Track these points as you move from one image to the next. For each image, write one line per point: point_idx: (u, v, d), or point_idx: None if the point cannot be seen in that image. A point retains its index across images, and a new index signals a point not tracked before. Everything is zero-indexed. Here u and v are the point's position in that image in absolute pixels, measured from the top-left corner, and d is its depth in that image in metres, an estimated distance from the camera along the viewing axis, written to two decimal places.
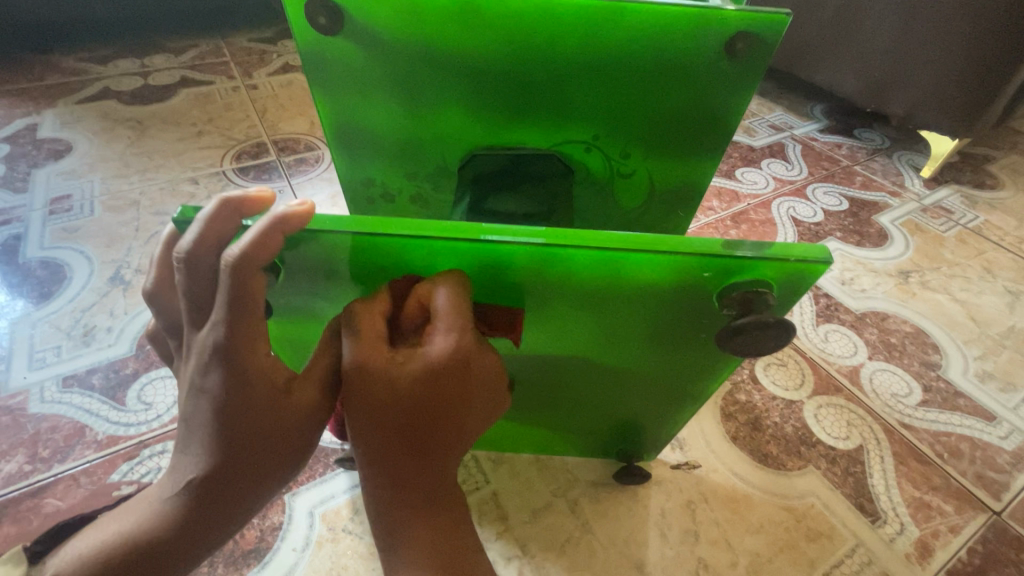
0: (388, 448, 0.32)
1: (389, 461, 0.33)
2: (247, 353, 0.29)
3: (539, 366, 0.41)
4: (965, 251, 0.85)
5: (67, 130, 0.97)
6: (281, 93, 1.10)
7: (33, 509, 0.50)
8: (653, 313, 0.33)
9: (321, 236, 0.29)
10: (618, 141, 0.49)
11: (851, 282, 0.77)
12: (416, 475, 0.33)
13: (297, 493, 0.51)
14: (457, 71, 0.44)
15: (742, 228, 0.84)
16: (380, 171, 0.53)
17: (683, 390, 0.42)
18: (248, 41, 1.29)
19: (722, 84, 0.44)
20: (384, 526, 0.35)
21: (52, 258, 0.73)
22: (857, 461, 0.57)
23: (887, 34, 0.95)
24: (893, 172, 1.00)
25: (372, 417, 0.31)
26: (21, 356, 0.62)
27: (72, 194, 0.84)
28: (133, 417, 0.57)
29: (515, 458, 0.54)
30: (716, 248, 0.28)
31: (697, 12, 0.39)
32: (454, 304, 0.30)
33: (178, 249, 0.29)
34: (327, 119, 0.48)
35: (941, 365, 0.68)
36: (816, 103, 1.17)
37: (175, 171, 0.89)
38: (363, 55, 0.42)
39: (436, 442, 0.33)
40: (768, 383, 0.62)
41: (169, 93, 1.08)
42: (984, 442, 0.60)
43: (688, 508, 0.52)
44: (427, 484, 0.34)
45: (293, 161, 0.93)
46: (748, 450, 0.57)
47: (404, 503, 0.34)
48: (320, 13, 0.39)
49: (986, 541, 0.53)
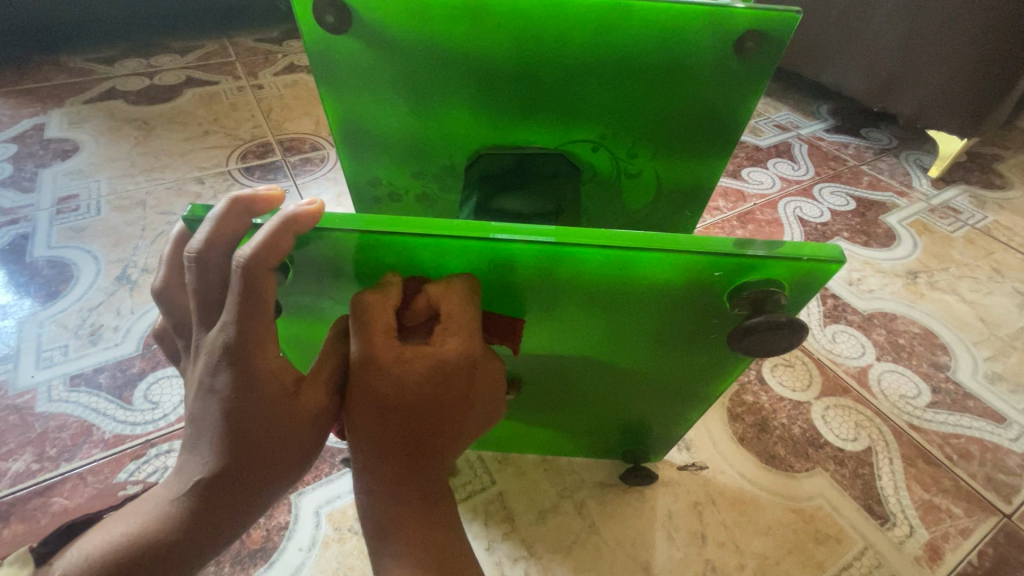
0: (389, 446, 0.32)
1: (389, 460, 0.32)
2: (257, 353, 0.29)
3: (545, 367, 0.41)
4: (974, 252, 0.84)
5: (74, 130, 0.97)
6: (286, 93, 1.11)
7: (41, 508, 0.50)
8: (662, 313, 0.33)
9: (330, 235, 0.29)
10: (626, 140, 0.48)
11: (858, 283, 0.76)
12: (414, 474, 0.33)
13: (303, 492, 0.51)
14: (464, 70, 0.44)
15: (749, 228, 0.84)
16: (386, 170, 0.52)
17: (691, 391, 0.42)
18: (254, 41, 1.29)
19: (730, 83, 0.44)
20: (379, 530, 0.33)
21: (60, 257, 0.73)
22: (866, 462, 0.56)
23: (895, 33, 0.95)
24: (900, 172, 0.99)
25: (376, 413, 0.31)
26: (29, 355, 0.62)
27: (79, 193, 0.84)
28: (139, 416, 0.57)
29: (521, 458, 0.54)
30: (728, 248, 0.28)
31: (708, 10, 0.39)
32: (463, 307, 0.30)
33: (188, 248, 0.29)
34: (334, 118, 0.48)
35: (951, 366, 0.67)
36: (822, 102, 1.16)
37: (181, 170, 0.89)
38: (371, 54, 0.42)
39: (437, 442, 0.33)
40: (776, 384, 0.62)
41: (176, 93, 1.09)
42: (994, 444, 0.60)
43: (695, 510, 0.52)
44: (425, 486, 0.34)
45: (298, 161, 0.93)
46: (755, 451, 0.56)
47: (402, 506, 0.33)
48: (328, 12, 0.39)
49: (997, 544, 0.52)
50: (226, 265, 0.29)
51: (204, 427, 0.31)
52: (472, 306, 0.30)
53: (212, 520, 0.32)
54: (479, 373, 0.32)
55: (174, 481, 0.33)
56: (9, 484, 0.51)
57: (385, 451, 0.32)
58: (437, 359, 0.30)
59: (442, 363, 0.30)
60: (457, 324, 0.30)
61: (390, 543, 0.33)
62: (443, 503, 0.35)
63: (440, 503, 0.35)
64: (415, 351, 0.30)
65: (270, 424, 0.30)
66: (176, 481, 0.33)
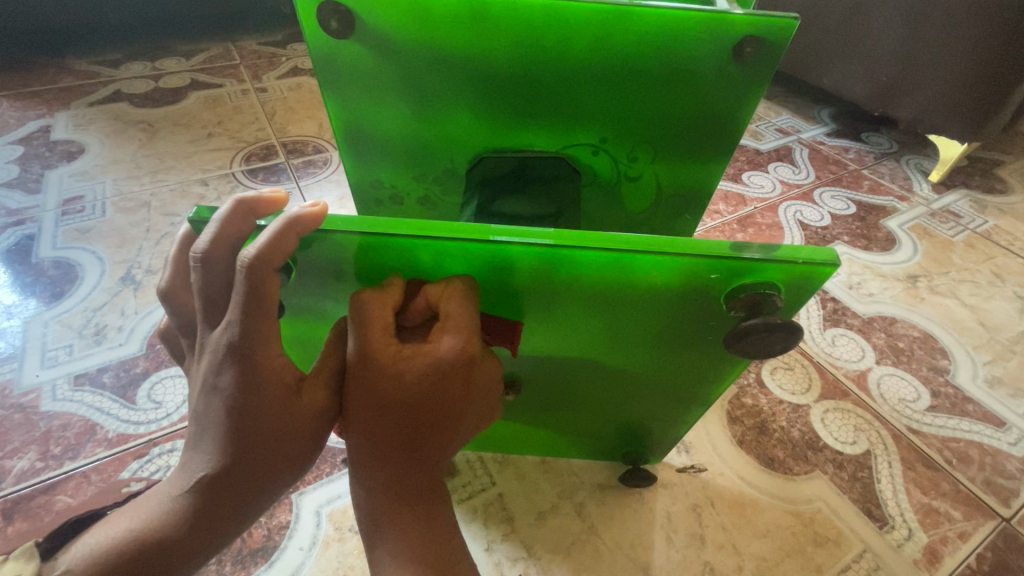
0: (387, 443, 0.32)
1: (387, 455, 0.33)
2: (260, 353, 0.30)
3: (544, 368, 0.41)
4: (974, 256, 0.84)
5: (80, 132, 0.98)
6: (290, 96, 1.11)
7: (45, 506, 0.50)
8: (659, 315, 0.34)
9: (332, 237, 0.30)
10: (627, 144, 0.49)
11: (858, 287, 0.77)
12: (410, 469, 0.34)
13: (304, 492, 0.51)
14: (465, 75, 0.44)
15: (749, 232, 0.84)
16: (389, 173, 0.53)
17: (689, 393, 0.42)
18: (258, 45, 1.30)
19: (729, 88, 0.44)
20: (376, 522, 0.34)
21: (65, 258, 0.74)
22: (865, 466, 0.57)
23: (895, 38, 0.95)
24: (901, 176, 1.00)
25: (374, 411, 0.31)
26: (34, 354, 0.63)
27: (84, 195, 0.85)
28: (143, 415, 0.57)
29: (521, 460, 0.54)
30: (724, 251, 0.28)
31: (707, 16, 0.39)
32: (462, 309, 0.30)
33: (193, 249, 0.29)
34: (338, 122, 0.48)
35: (950, 371, 0.67)
36: (823, 107, 1.16)
37: (186, 172, 0.90)
38: (375, 59, 0.43)
39: (435, 441, 0.33)
40: (775, 388, 0.62)
41: (180, 96, 1.10)
42: (993, 448, 0.60)
43: (694, 512, 0.52)
44: (422, 482, 0.34)
45: (301, 163, 0.94)
46: (754, 454, 0.56)
47: (398, 500, 0.34)
48: (332, 18, 0.40)
49: (995, 547, 0.52)
50: (231, 265, 0.30)
51: (205, 427, 0.32)
52: (471, 307, 0.31)
53: (212, 519, 0.32)
54: (477, 374, 0.32)
55: (175, 479, 0.33)
56: (13, 482, 0.52)
57: (383, 447, 0.33)
58: (436, 359, 0.30)
59: (441, 364, 0.30)
60: (455, 326, 0.30)
61: (386, 535, 0.34)
62: (440, 499, 0.36)
63: (436, 499, 0.36)
64: (414, 350, 0.30)
65: (271, 422, 0.31)
66: (177, 479, 0.33)
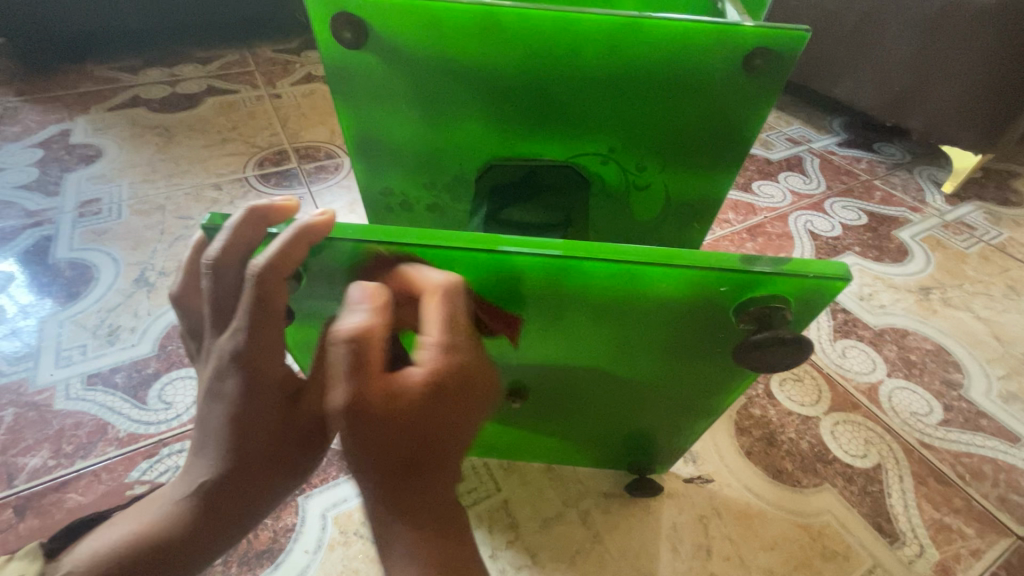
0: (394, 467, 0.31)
1: (398, 480, 0.32)
2: (270, 357, 0.30)
3: (551, 377, 0.41)
4: (988, 269, 0.83)
5: (98, 136, 1.00)
6: (303, 102, 1.13)
7: (56, 503, 0.51)
8: (667, 326, 0.34)
9: (342, 244, 0.30)
10: (635, 154, 0.49)
11: (869, 298, 0.76)
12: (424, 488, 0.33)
13: (310, 495, 0.52)
14: (476, 84, 0.45)
15: (758, 241, 0.84)
16: (398, 180, 0.53)
17: (696, 403, 0.42)
18: (273, 52, 1.32)
19: (740, 99, 0.44)
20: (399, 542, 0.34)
21: (81, 259, 0.75)
22: (875, 479, 0.56)
23: (907, 49, 0.95)
24: (913, 187, 0.99)
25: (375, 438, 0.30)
26: (49, 353, 0.64)
27: (101, 197, 0.86)
28: (153, 415, 0.58)
29: (527, 467, 0.54)
30: (732, 263, 0.28)
31: (716, 28, 0.39)
32: (451, 321, 0.29)
33: (206, 255, 0.30)
34: (349, 130, 0.49)
35: (964, 384, 0.66)
36: (834, 117, 1.16)
37: (200, 176, 0.92)
38: (386, 69, 0.44)
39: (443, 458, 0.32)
40: (784, 399, 0.62)
41: (196, 102, 1.11)
42: (1008, 464, 0.59)
43: (700, 523, 0.51)
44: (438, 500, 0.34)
45: (313, 169, 0.95)
46: (762, 465, 0.56)
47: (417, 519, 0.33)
48: (345, 29, 0.41)
49: (1010, 566, 0.51)
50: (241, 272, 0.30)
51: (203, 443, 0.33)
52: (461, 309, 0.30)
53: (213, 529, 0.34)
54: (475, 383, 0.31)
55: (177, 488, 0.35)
56: (26, 479, 0.53)
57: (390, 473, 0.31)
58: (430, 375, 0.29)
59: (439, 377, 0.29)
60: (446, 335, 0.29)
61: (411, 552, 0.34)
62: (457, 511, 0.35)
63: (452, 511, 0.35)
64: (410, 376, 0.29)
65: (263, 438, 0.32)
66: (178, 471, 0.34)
